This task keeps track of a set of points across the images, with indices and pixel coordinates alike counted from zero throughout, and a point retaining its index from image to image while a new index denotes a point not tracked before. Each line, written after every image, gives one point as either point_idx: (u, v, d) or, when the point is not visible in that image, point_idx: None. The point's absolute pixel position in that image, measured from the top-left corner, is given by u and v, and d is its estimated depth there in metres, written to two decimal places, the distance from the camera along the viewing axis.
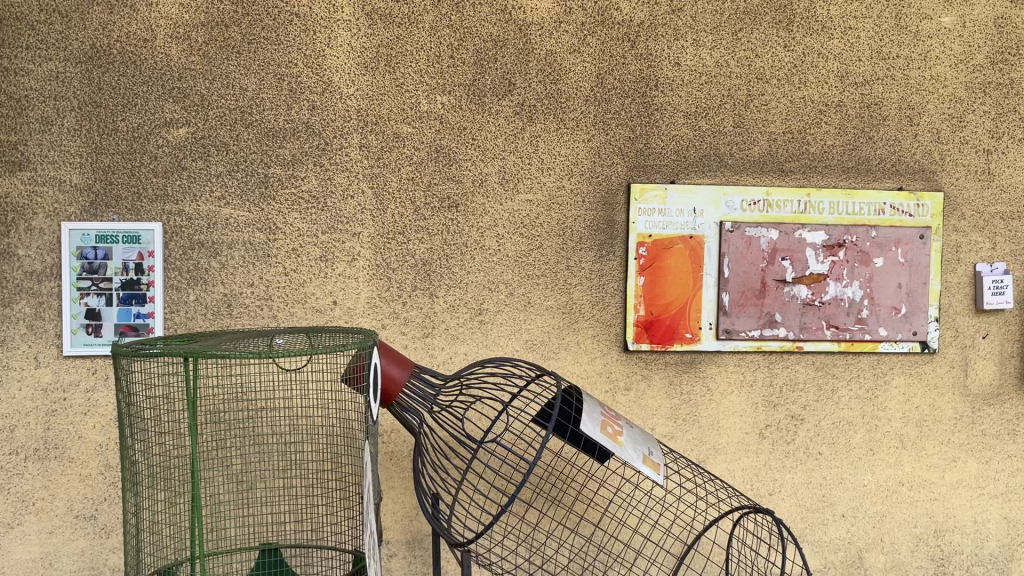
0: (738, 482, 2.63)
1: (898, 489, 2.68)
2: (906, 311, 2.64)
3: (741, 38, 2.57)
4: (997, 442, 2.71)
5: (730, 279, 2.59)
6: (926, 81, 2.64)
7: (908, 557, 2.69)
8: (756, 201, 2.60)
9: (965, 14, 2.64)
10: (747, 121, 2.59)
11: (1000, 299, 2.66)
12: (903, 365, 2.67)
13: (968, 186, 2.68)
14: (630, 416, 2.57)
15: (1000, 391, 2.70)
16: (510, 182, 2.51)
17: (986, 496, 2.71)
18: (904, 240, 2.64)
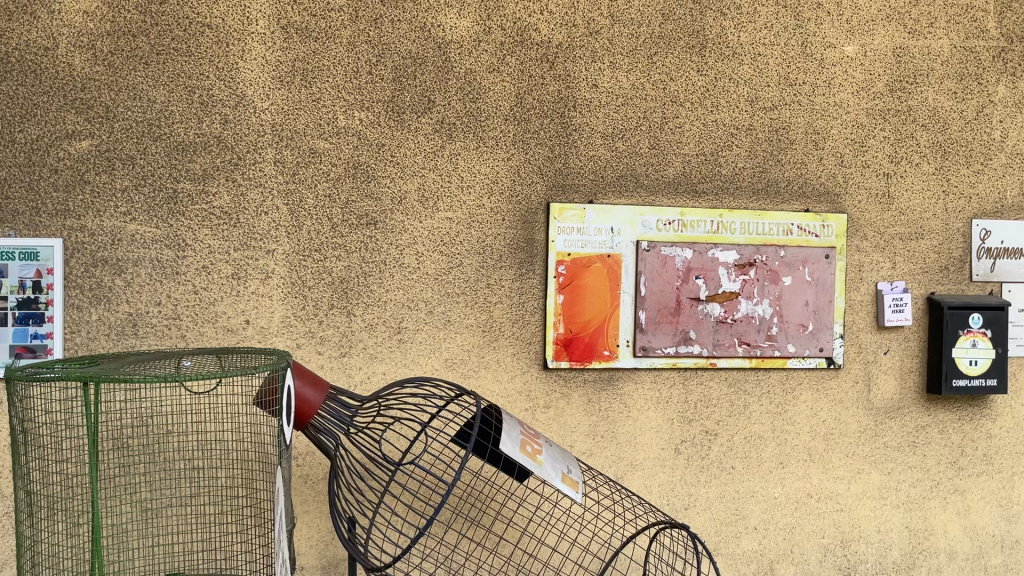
0: (655, 497, 2.66)
1: (807, 501, 2.76)
2: (813, 328, 2.74)
3: (656, 61, 2.63)
4: (898, 453, 2.82)
5: (647, 298, 2.64)
6: (830, 107, 2.75)
7: (816, 567, 2.77)
8: (672, 221, 2.66)
9: (866, 44, 2.77)
10: (662, 143, 2.65)
11: (900, 316, 2.79)
12: (811, 380, 2.75)
13: (870, 209, 2.80)
14: (549, 433, 2.58)
15: (901, 404, 2.82)
16: (429, 200, 2.49)
17: (888, 506, 2.82)
18: (810, 259, 2.74)
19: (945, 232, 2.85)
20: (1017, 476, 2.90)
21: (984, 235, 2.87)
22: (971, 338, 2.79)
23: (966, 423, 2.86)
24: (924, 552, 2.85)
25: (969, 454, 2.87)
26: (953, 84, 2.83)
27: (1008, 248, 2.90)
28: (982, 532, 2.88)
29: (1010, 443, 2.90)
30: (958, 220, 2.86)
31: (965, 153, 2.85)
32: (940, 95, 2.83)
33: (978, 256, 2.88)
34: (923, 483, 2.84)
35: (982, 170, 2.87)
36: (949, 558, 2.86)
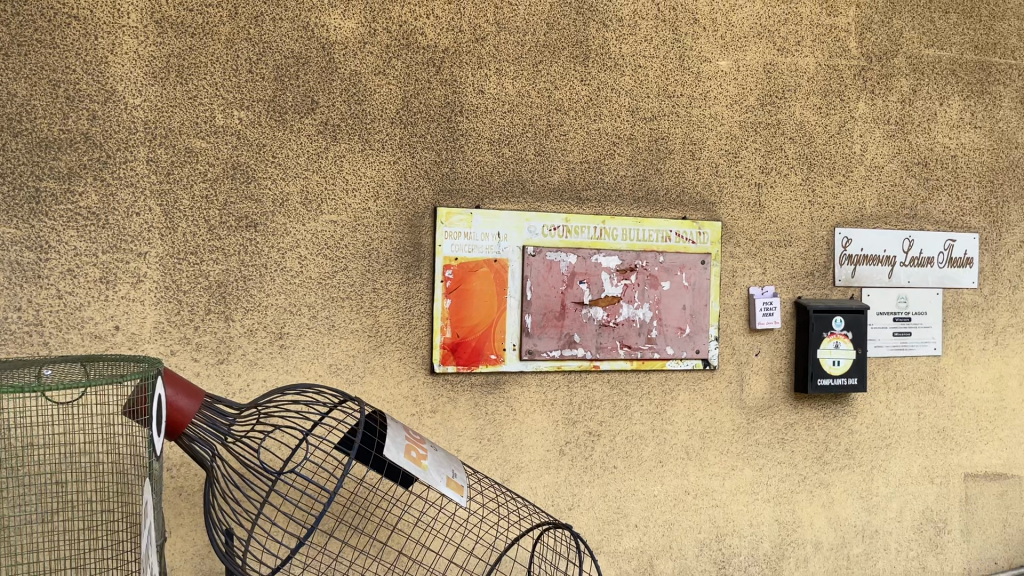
0: (540, 498, 2.69)
1: (684, 498, 2.86)
2: (690, 331, 2.84)
3: (540, 69, 2.67)
4: (769, 450, 2.96)
5: (533, 302, 2.67)
6: (706, 119, 2.87)
7: (693, 561, 2.87)
8: (556, 227, 2.70)
9: (739, 59, 2.90)
10: (547, 150, 2.69)
11: (770, 319, 2.94)
12: (688, 381, 2.86)
13: (743, 217, 2.93)
14: (435, 438, 2.57)
15: (771, 403, 2.97)
16: (312, 203, 2.45)
17: (760, 501, 2.95)
18: (687, 265, 2.84)
19: (811, 239, 3.02)
20: (875, 468, 3.10)
21: (845, 243, 3.05)
22: (834, 339, 2.96)
23: (830, 419, 3.04)
24: (793, 543, 3.00)
25: (833, 449, 3.04)
26: (818, 100, 3.01)
27: (867, 255, 3.09)
28: (845, 522, 3.06)
29: (869, 438, 3.09)
30: (822, 229, 3.03)
31: (829, 165, 3.03)
32: (806, 110, 2.99)
33: (841, 263, 3.06)
34: (792, 478, 2.99)
35: (845, 182, 3.05)
36: (815, 548, 3.02)
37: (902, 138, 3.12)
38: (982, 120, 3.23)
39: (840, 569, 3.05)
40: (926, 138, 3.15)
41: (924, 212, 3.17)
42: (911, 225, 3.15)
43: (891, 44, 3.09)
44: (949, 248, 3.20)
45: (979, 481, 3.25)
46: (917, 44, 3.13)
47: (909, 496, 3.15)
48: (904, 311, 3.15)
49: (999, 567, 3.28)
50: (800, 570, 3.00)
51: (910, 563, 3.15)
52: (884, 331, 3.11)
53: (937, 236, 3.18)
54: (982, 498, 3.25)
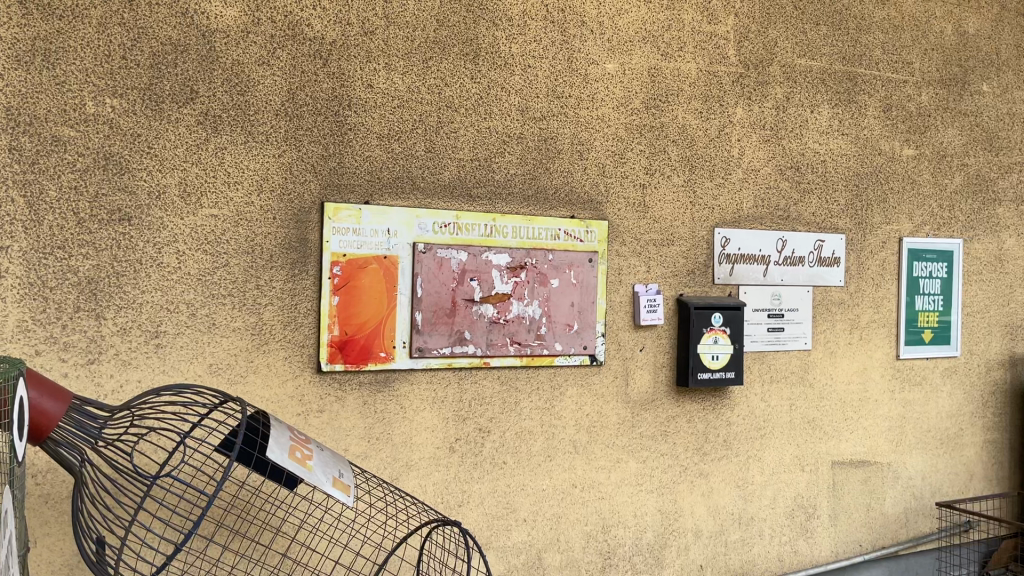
0: (429, 496, 2.68)
1: (572, 491, 2.91)
2: (578, 327, 2.90)
3: (430, 66, 2.66)
4: (652, 442, 3.06)
5: (423, 299, 2.66)
6: (594, 121, 2.93)
7: (580, 553, 2.92)
8: (447, 224, 2.70)
9: (625, 62, 2.97)
10: (437, 147, 2.69)
11: (653, 315, 3.03)
12: (575, 377, 2.91)
13: (628, 217, 3.00)
14: (322, 438, 2.52)
15: (654, 397, 3.06)
16: (192, 196, 2.36)
17: (643, 492, 3.04)
18: (575, 263, 2.90)
19: (692, 239, 3.13)
20: (751, 458, 3.25)
21: (724, 242, 3.18)
22: (714, 335, 3.08)
23: (709, 412, 3.16)
24: (674, 532, 3.10)
25: (712, 440, 3.17)
26: (699, 105, 3.12)
27: (744, 254, 3.23)
28: (723, 510, 3.19)
29: (746, 429, 3.24)
30: (703, 229, 3.15)
31: (709, 167, 3.15)
32: (688, 114, 3.10)
33: (719, 261, 3.18)
34: (674, 469, 3.09)
35: (723, 184, 3.18)
36: (695, 536, 3.14)
37: (777, 143, 3.28)
38: (849, 128, 3.43)
39: (719, 555, 3.18)
40: (798, 143, 3.32)
41: (797, 214, 3.34)
42: (784, 226, 3.32)
43: (766, 53, 3.24)
44: (819, 248, 3.38)
45: (845, 467, 3.46)
46: (790, 54, 3.29)
47: (782, 484, 3.31)
48: (778, 307, 3.30)
49: (864, 548, 3.49)
50: (681, 558, 3.11)
51: (784, 547, 3.31)
52: (759, 326, 3.26)
53: (808, 237, 3.35)
54: (848, 484, 3.46)
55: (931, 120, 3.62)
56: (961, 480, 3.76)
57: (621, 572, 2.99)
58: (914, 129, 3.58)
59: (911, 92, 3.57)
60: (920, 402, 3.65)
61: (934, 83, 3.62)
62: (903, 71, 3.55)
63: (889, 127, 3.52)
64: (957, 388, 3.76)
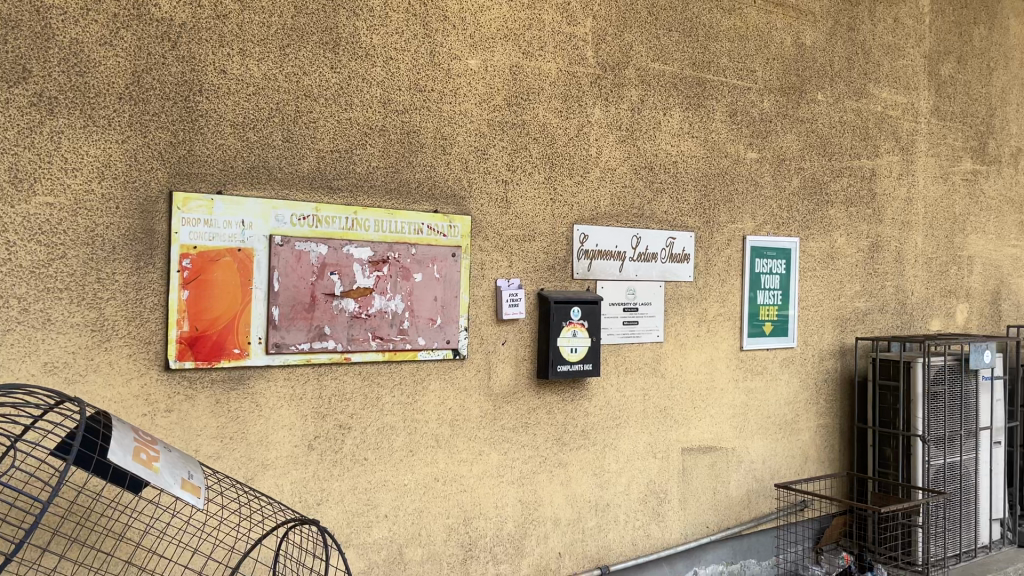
0: (286, 496, 2.60)
1: (433, 485, 2.90)
2: (440, 322, 2.90)
3: (288, 53, 2.59)
4: (513, 434, 3.10)
5: (280, 293, 2.57)
6: (456, 116, 2.94)
7: (441, 547, 2.92)
8: (305, 216, 2.62)
9: (486, 59, 3.00)
10: (295, 137, 2.61)
11: (515, 310, 3.09)
12: (438, 371, 2.91)
13: (491, 212, 3.03)
14: (170, 439, 2.40)
15: (515, 389, 3.11)
16: (24, 182, 2.19)
17: (504, 483, 3.07)
18: (438, 257, 2.89)
19: (552, 235, 3.20)
20: (607, 446, 3.36)
21: (583, 239, 3.27)
22: (572, 328, 3.16)
23: (568, 403, 3.25)
24: (534, 521, 3.15)
25: (570, 430, 3.26)
26: (559, 104, 3.19)
27: (601, 250, 3.33)
28: (580, 498, 3.28)
29: (602, 419, 3.35)
30: (562, 225, 3.22)
31: (568, 165, 3.23)
32: (548, 112, 3.16)
33: (578, 257, 3.27)
34: (533, 460, 3.15)
35: (582, 182, 3.27)
36: (554, 524, 3.21)
37: (632, 143, 3.40)
38: (698, 131, 3.60)
39: (576, 542, 3.26)
40: (652, 145, 3.46)
41: (650, 212, 3.48)
42: (639, 223, 3.45)
43: (622, 56, 3.36)
44: (671, 245, 3.54)
45: (693, 454, 3.64)
46: (645, 58, 3.42)
47: (636, 470, 3.45)
48: (632, 302, 3.43)
49: (711, 529, 3.68)
50: (541, 547, 3.17)
51: (637, 532, 3.45)
52: (615, 320, 3.38)
53: (661, 234, 3.50)
54: (696, 469, 3.64)
55: (772, 126, 3.86)
56: (797, 462, 4.04)
57: (481, 563, 3.02)
58: (757, 134, 3.81)
59: (754, 99, 3.79)
60: (761, 390, 3.89)
61: (775, 91, 3.87)
62: (748, 78, 3.76)
63: (735, 131, 3.73)
64: (795, 377, 4.03)
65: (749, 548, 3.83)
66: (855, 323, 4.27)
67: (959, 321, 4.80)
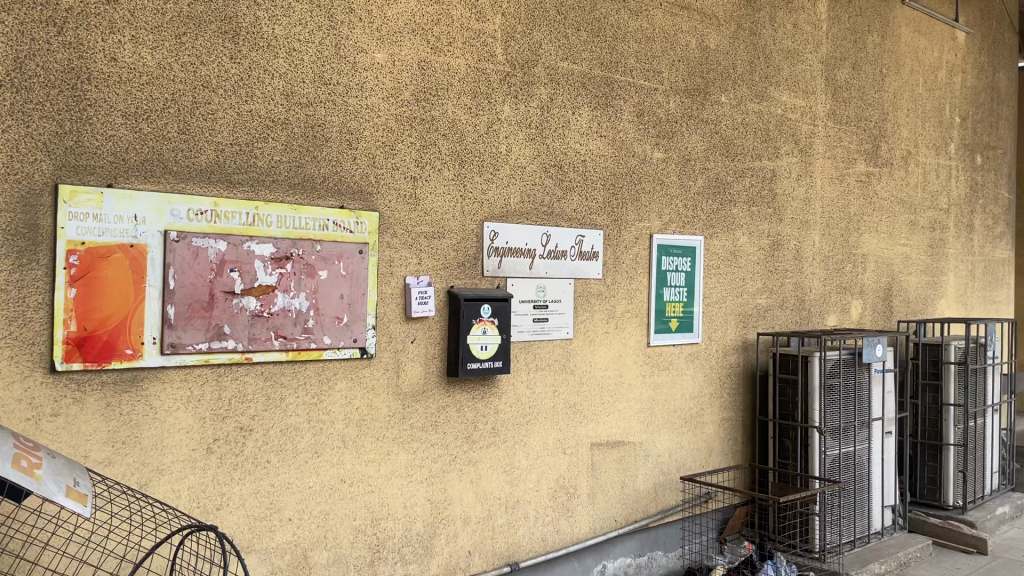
0: (184, 502, 2.50)
1: (340, 487, 2.84)
2: (347, 320, 2.84)
3: (184, 42, 2.49)
4: (422, 433, 3.06)
5: (176, 291, 2.46)
6: (363, 110, 2.88)
7: (348, 549, 2.85)
8: (203, 211, 2.52)
9: (393, 53, 2.95)
10: (192, 129, 2.51)
11: (425, 307, 3.04)
12: (345, 371, 2.85)
13: (399, 208, 2.99)
14: (56, 444, 2.28)
15: (424, 388, 3.07)
16: None
17: (413, 483, 3.03)
18: (344, 254, 2.83)
19: (461, 232, 3.18)
20: (517, 444, 3.37)
21: (493, 236, 3.27)
22: (482, 325, 3.15)
23: (477, 401, 3.23)
24: (443, 520, 3.13)
25: (480, 428, 3.24)
26: (468, 101, 3.17)
27: (512, 247, 3.33)
28: (490, 495, 3.27)
29: (512, 416, 3.35)
30: (471, 222, 3.21)
31: (478, 162, 3.21)
32: (457, 108, 3.14)
33: (488, 254, 3.26)
34: (443, 458, 3.12)
35: (491, 179, 3.26)
36: (464, 523, 3.19)
37: (541, 141, 3.41)
38: (606, 131, 3.65)
39: (486, 540, 3.26)
40: (560, 143, 3.48)
41: (560, 210, 3.50)
42: (548, 221, 3.46)
43: (531, 54, 3.36)
44: (580, 243, 3.57)
45: (602, 449, 3.68)
46: (553, 56, 3.44)
47: (545, 467, 3.46)
48: (542, 299, 3.45)
49: (618, 523, 3.73)
50: (450, 546, 3.14)
51: (546, 527, 3.46)
52: (525, 317, 3.39)
53: (570, 232, 3.53)
54: (604, 464, 3.69)
55: (678, 126, 3.95)
56: (702, 455, 4.14)
57: (390, 564, 2.97)
58: (664, 134, 3.89)
59: (660, 100, 3.86)
60: (668, 385, 3.97)
61: (680, 92, 3.95)
62: (654, 79, 3.83)
63: (641, 132, 3.79)
64: (699, 372, 4.13)
65: (655, 540, 3.90)
66: (757, 319, 4.41)
67: (853, 317, 5.01)
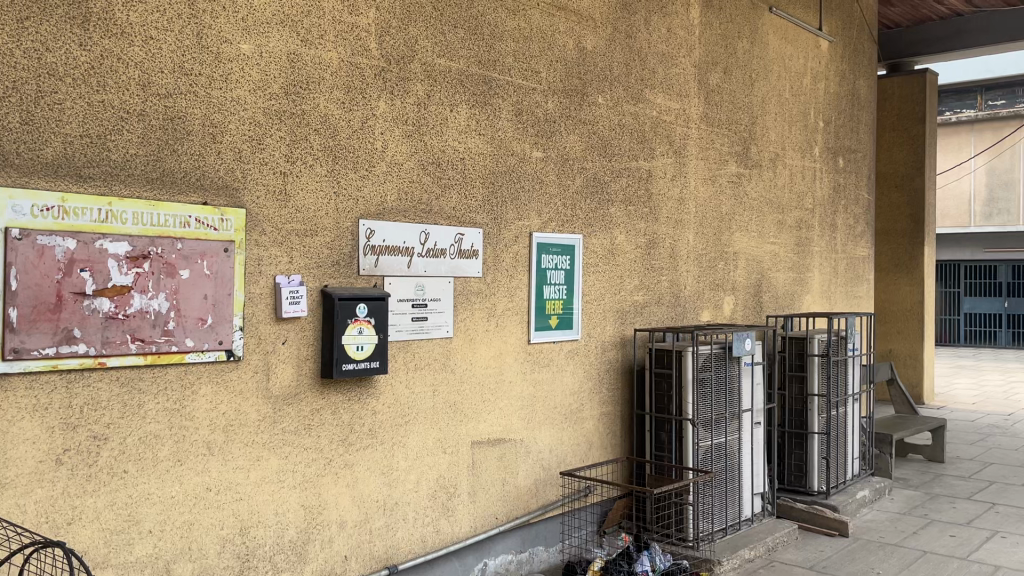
0: (30, 518, 2.34)
1: (206, 495, 2.72)
2: (211, 322, 2.72)
3: (27, 27, 2.32)
4: (295, 437, 2.98)
5: (19, 293, 2.30)
6: (227, 103, 2.77)
7: (214, 560, 2.74)
8: (49, 207, 2.36)
9: (260, 45, 2.85)
10: (37, 119, 2.35)
11: (296, 307, 2.95)
12: (209, 374, 2.73)
13: (268, 205, 2.89)
14: None
15: (297, 391, 2.99)
16: None
17: (285, 489, 2.94)
18: (208, 252, 2.72)
19: (335, 230, 3.11)
20: (396, 445, 3.32)
21: (369, 234, 3.21)
22: (358, 326, 3.09)
23: (354, 403, 3.17)
24: (317, 526, 3.05)
25: (356, 430, 3.18)
26: (341, 95, 3.10)
27: (389, 246, 3.28)
28: (367, 498, 3.22)
29: (390, 417, 3.30)
30: (346, 219, 3.14)
31: (352, 158, 3.14)
32: (329, 103, 3.06)
33: (364, 253, 3.20)
34: (317, 462, 3.04)
35: (366, 175, 3.20)
36: (340, 528, 3.12)
37: (418, 138, 3.38)
38: (484, 129, 3.65)
39: (363, 544, 3.20)
40: (438, 140, 3.46)
41: (438, 208, 3.47)
42: (427, 219, 3.43)
43: (407, 50, 3.32)
44: (459, 241, 3.56)
45: (482, 447, 3.68)
46: (429, 52, 3.41)
47: (425, 467, 3.43)
48: (421, 298, 3.41)
49: (499, 520, 3.74)
50: (325, 551, 3.07)
51: (426, 528, 3.43)
52: (403, 317, 3.34)
53: (449, 230, 3.51)
54: (485, 462, 3.69)
55: (556, 126, 3.99)
56: (581, 449, 4.21)
57: (260, 573, 2.87)
58: (542, 134, 3.92)
59: (538, 99, 3.89)
60: (548, 382, 4.02)
61: (558, 92, 3.99)
62: (532, 79, 3.86)
63: (520, 130, 3.81)
64: (579, 368, 4.20)
65: (536, 536, 3.94)
66: (634, 315, 4.51)
67: (726, 312, 5.21)
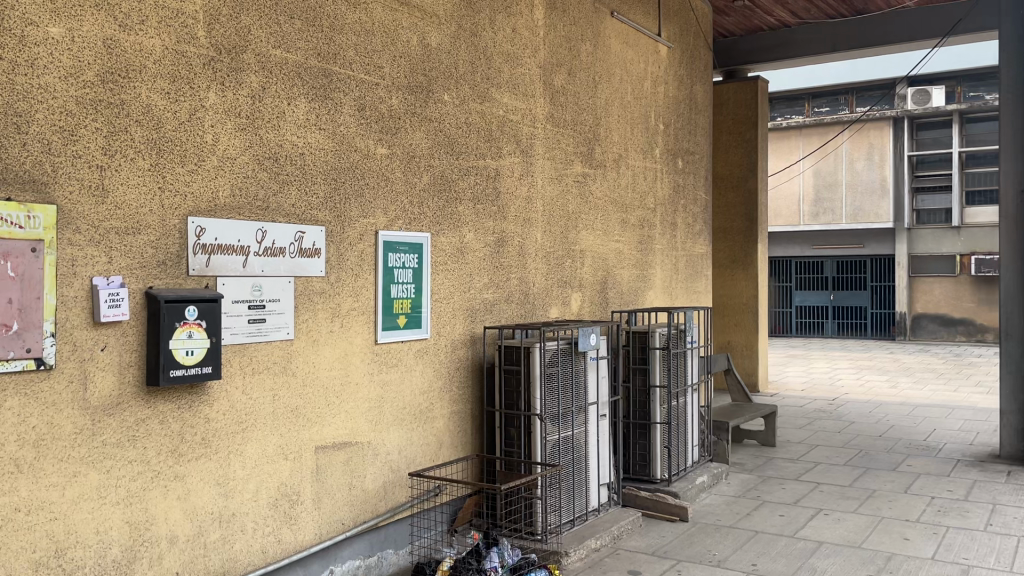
0: None
1: (14, 517, 2.49)
2: (18, 328, 2.50)
3: None
4: (117, 450, 2.78)
5: None
6: (34, 90, 2.54)
7: None
8: None
9: (72, 29, 2.64)
10: None
11: (117, 311, 2.76)
12: (16, 386, 2.50)
13: (81, 201, 2.68)
14: None
15: (119, 400, 2.79)
16: None
17: (107, 505, 2.75)
18: (13, 252, 2.49)
19: (161, 228, 2.93)
20: (232, 453, 3.18)
21: (199, 232, 3.04)
22: (187, 330, 2.92)
23: (185, 411, 3.00)
24: (145, 543, 2.86)
25: (188, 439, 3.01)
26: (165, 85, 2.92)
27: (222, 244, 3.13)
28: (202, 510, 3.06)
29: (225, 425, 3.15)
30: (173, 217, 2.97)
31: (179, 152, 2.97)
32: (152, 93, 2.88)
33: (194, 252, 3.03)
34: (143, 476, 2.86)
35: (196, 171, 3.03)
36: (171, 543, 2.94)
37: (252, 132, 3.24)
38: (325, 123, 3.54)
39: (197, 559, 3.03)
40: (275, 134, 3.33)
41: (276, 205, 3.35)
42: (264, 216, 3.30)
43: (239, 39, 3.18)
44: (299, 239, 3.44)
45: (327, 452, 3.58)
46: (264, 43, 3.27)
47: (265, 475, 3.30)
48: (258, 298, 3.28)
49: (346, 525, 3.66)
50: (154, 569, 2.89)
51: (266, 538, 3.31)
52: (239, 319, 3.20)
53: (288, 228, 3.39)
54: (330, 466, 3.59)
55: (401, 122, 3.94)
56: (431, 449, 4.18)
57: None
58: (386, 130, 3.86)
59: (382, 95, 3.82)
60: (395, 382, 3.96)
61: (402, 88, 3.94)
62: (375, 74, 3.79)
63: (362, 126, 3.73)
64: (427, 367, 4.17)
65: (385, 539, 3.87)
66: (483, 313, 4.53)
67: (573, 308, 5.33)
